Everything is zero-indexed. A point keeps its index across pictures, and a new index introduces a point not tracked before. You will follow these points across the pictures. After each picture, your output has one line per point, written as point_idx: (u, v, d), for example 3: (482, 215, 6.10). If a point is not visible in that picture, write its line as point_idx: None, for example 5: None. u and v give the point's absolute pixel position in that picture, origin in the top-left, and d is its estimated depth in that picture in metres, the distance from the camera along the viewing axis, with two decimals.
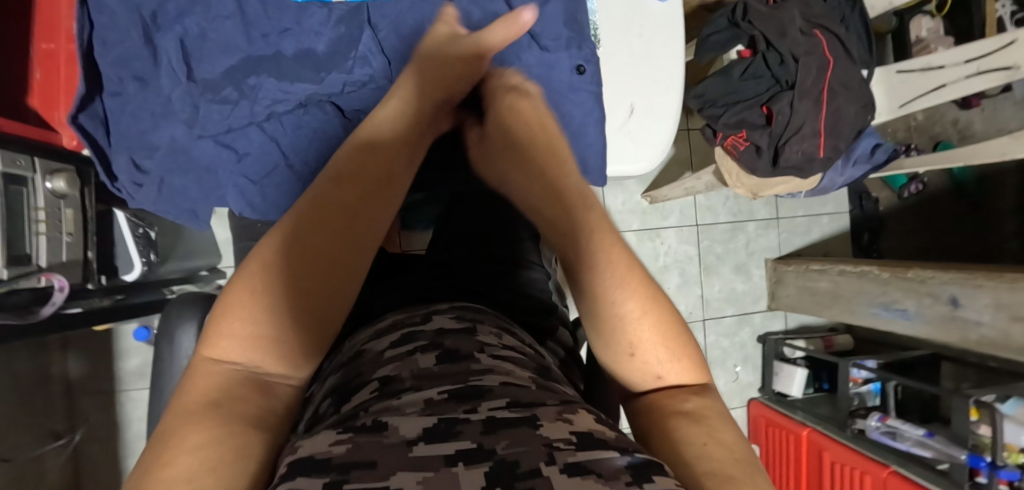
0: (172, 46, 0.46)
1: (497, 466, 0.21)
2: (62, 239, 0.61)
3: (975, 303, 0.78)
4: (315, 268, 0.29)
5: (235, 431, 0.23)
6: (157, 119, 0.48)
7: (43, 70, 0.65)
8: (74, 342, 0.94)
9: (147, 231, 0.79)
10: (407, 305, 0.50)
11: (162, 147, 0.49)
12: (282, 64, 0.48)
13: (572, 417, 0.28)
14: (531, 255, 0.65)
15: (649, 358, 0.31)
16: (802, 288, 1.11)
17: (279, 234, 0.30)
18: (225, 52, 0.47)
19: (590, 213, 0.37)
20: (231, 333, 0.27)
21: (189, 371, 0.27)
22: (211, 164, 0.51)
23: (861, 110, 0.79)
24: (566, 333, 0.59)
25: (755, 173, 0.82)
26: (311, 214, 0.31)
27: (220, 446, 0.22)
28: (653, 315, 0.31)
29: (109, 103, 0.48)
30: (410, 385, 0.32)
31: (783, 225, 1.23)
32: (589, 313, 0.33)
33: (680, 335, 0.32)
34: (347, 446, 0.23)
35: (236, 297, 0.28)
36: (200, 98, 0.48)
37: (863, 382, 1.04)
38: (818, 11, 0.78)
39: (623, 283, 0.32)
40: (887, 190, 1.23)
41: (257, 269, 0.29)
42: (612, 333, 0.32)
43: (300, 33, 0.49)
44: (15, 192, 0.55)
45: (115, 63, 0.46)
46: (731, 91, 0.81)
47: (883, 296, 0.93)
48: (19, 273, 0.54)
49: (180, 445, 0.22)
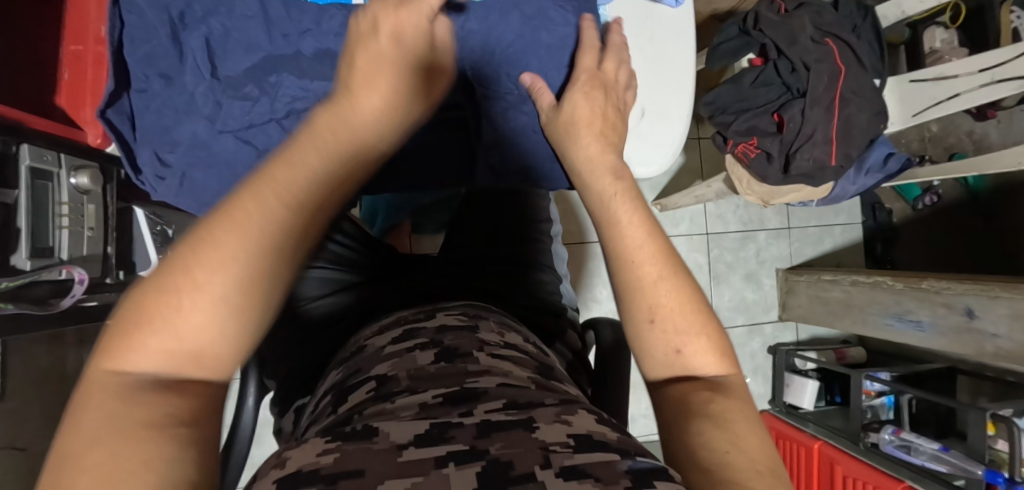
0: (198, 44, 0.48)
1: (487, 469, 0.23)
2: (83, 233, 0.63)
3: (990, 314, 0.77)
4: (247, 283, 0.25)
5: (146, 439, 0.20)
6: (179, 115, 0.50)
7: (70, 70, 0.66)
8: (90, 338, 0.94)
9: (166, 229, 0.77)
10: (412, 303, 0.51)
11: (187, 141, 0.50)
12: (302, 63, 0.51)
13: (570, 419, 0.29)
14: (541, 257, 0.65)
15: (668, 325, 0.35)
16: (814, 298, 1.10)
17: (206, 243, 0.25)
18: (248, 50, 0.49)
19: (612, 185, 0.41)
20: (137, 354, 0.23)
21: (82, 377, 0.23)
22: (232, 160, 0.52)
23: (873, 118, 0.79)
24: (575, 335, 0.60)
25: (765, 181, 0.82)
26: (244, 224, 0.26)
27: (125, 465, 0.19)
28: (672, 281, 0.35)
29: (134, 100, 0.49)
30: (405, 386, 0.33)
31: (795, 235, 1.21)
32: (613, 279, 0.37)
33: (703, 310, 0.36)
34: (334, 456, 0.25)
35: (140, 309, 0.24)
36: (223, 92, 0.50)
37: (877, 395, 1.02)
38: (829, 19, 0.78)
39: (644, 245, 0.36)
40: (901, 201, 1.21)
41: (168, 284, 0.24)
42: (634, 299, 0.35)
43: (319, 34, 0.50)
44: (41, 187, 0.58)
45: (142, 63, 0.48)
46: (742, 99, 0.80)
47: (897, 307, 0.91)
48: (41, 264, 0.57)
49: (80, 471, 0.18)
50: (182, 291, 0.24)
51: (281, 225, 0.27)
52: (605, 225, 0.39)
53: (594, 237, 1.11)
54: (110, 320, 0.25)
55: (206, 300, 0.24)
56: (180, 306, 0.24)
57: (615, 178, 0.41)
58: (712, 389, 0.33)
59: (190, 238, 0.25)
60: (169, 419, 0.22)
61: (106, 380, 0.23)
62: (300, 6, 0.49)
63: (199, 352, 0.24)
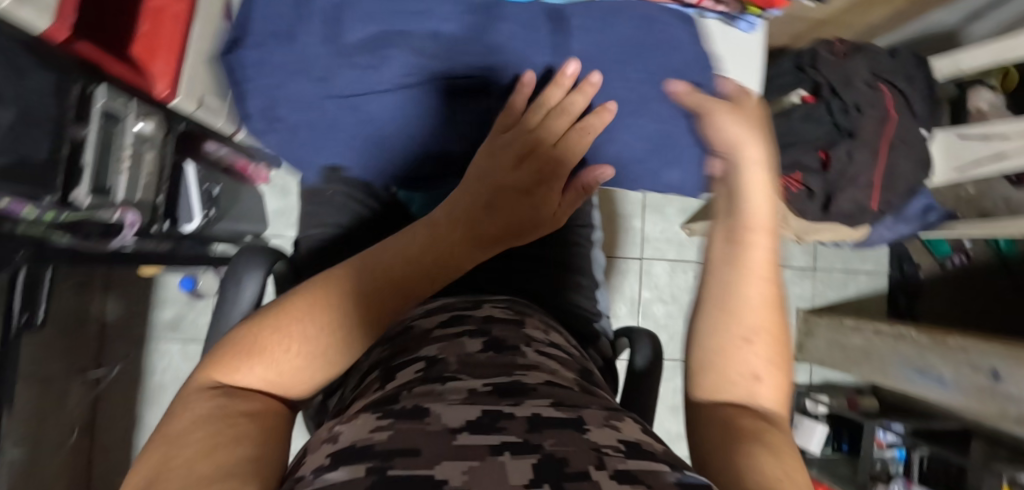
0: (323, 9, 0.53)
1: (543, 462, 0.23)
2: (139, 180, 0.65)
3: (1015, 377, 0.76)
4: (341, 331, 0.32)
5: (231, 424, 0.26)
6: (291, 74, 0.53)
7: (149, 22, 0.65)
8: (116, 286, 0.96)
9: (211, 189, 0.82)
10: (457, 292, 0.53)
11: (299, 89, 0.54)
12: (414, 41, 0.53)
13: (619, 425, 0.30)
14: (579, 261, 0.66)
15: (758, 350, 0.37)
16: (833, 342, 1.10)
17: (325, 296, 0.33)
18: (367, 21, 0.52)
19: (762, 191, 0.43)
20: (242, 375, 0.30)
21: (188, 385, 0.30)
22: (330, 122, 0.55)
23: (918, 167, 0.79)
24: (607, 343, 0.61)
25: (804, 217, 0.81)
26: (351, 285, 0.34)
27: (216, 438, 0.25)
28: (771, 313, 0.38)
29: (250, 52, 0.54)
30: (455, 370, 0.34)
31: (819, 277, 1.21)
32: (728, 287, 0.38)
33: (786, 353, 0.38)
34: (388, 434, 0.25)
35: (255, 340, 0.31)
36: (344, 58, 0.52)
37: (889, 447, 1.01)
38: (886, 65, 0.79)
39: (768, 268, 0.39)
40: (928, 256, 1.20)
41: (284, 325, 0.31)
42: (739, 313, 0.37)
43: (434, 16, 0.53)
44: (110, 128, 0.59)
45: (262, 23, 0.53)
46: (790, 132, 0.80)
47: (919, 360, 0.91)
48: (99, 203, 0.59)
49: (179, 444, 0.24)
50: (292, 331, 0.31)
51: (378, 295, 0.34)
52: (746, 235, 0.40)
53: (621, 253, 1.11)
54: (225, 342, 0.32)
55: (307, 340, 0.31)
56: (289, 345, 0.31)
57: (765, 181, 0.43)
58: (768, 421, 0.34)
59: (311, 285, 0.34)
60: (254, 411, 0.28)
61: (212, 388, 0.29)
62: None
63: (294, 383, 0.32)
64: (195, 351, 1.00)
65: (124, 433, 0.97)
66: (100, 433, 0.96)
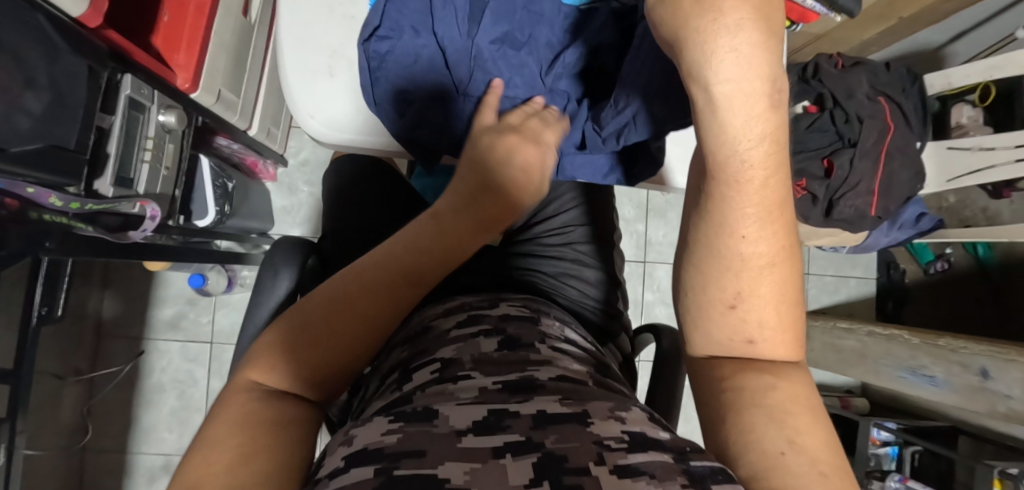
0: (462, 5, 0.52)
1: (545, 460, 0.23)
2: (160, 171, 0.64)
3: (1005, 376, 0.80)
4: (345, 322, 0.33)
5: (271, 431, 0.26)
6: (416, 69, 0.53)
7: (171, 13, 0.63)
8: (114, 282, 0.95)
9: (226, 183, 0.81)
10: (478, 291, 0.53)
11: (423, 83, 0.53)
12: (539, 51, 0.53)
13: (623, 415, 0.29)
14: (599, 258, 0.67)
15: (751, 314, 0.32)
16: (827, 344, 1.14)
17: (325, 298, 0.33)
18: (499, 24, 0.52)
19: (751, 113, 0.28)
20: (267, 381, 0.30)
21: (228, 385, 0.30)
22: (443, 121, 0.54)
23: (912, 177, 0.84)
24: (627, 340, 0.66)
25: (807, 221, 0.84)
26: (342, 285, 0.34)
27: (254, 442, 0.25)
28: (775, 270, 0.32)
29: (374, 46, 0.52)
30: (470, 369, 0.34)
31: (812, 281, 1.27)
32: (710, 242, 0.32)
33: (796, 296, 0.33)
34: (397, 436, 0.25)
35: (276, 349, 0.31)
36: (479, 64, 0.52)
37: (882, 444, 1.06)
38: (884, 79, 0.84)
39: (759, 222, 0.31)
40: (914, 264, 1.26)
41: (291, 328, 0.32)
42: (720, 279, 0.32)
43: (551, 24, 0.53)
44: (135, 118, 0.58)
45: (400, 15, 0.52)
46: (797, 141, 0.83)
47: (911, 361, 0.95)
48: (122, 194, 0.57)
49: (222, 443, 0.25)
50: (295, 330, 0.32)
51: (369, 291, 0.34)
52: (716, 187, 0.31)
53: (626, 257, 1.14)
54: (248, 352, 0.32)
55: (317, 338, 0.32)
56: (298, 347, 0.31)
57: (755, 111, 0.28)
58: (773, 374, 0.31)
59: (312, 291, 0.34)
60: (292, 415, 0.28)
61: (251, 390, 0.29)
62: (541, 2, 0.52)
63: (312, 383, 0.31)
64: (195, 350, 0.97)
65: (121, 433, 0.95)
66: (92, 433, 0.94)
